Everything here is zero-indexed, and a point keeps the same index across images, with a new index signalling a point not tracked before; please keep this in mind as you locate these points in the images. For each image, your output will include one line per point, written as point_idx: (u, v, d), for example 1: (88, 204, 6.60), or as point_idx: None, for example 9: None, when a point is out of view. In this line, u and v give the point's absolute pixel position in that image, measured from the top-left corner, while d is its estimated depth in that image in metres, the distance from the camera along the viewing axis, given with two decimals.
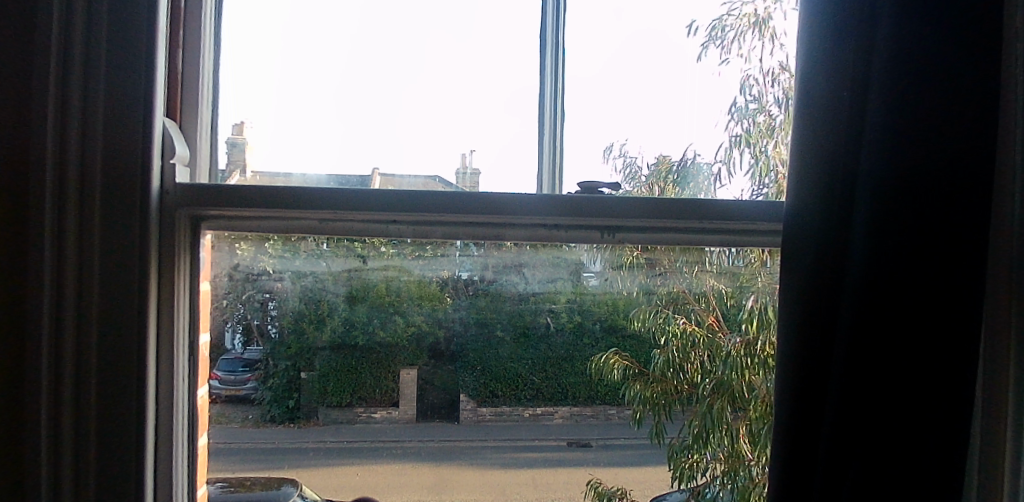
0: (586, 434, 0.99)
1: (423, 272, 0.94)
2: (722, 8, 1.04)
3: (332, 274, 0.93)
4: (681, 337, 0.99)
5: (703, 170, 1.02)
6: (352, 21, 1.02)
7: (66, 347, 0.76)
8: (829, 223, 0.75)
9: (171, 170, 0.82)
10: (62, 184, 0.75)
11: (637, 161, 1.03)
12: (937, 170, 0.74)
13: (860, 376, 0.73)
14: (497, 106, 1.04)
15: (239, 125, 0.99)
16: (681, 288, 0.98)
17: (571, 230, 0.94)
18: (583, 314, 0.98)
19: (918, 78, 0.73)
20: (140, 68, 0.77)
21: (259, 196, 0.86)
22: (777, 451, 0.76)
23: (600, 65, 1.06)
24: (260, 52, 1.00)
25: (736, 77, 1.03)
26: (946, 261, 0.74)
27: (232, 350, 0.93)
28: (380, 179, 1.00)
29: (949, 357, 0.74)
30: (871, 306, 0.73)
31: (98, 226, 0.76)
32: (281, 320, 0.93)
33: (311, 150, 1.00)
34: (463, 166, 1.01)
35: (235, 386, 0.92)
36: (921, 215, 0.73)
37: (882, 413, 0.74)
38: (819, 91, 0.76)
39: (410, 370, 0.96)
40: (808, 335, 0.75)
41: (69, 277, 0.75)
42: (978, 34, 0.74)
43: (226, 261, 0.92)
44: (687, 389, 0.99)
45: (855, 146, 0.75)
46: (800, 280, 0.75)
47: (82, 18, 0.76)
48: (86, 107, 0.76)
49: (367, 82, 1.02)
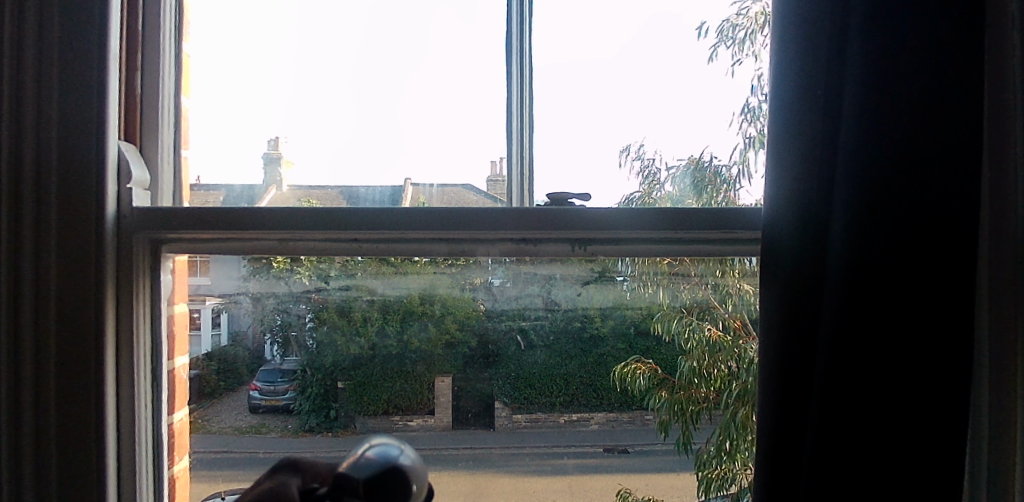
0: (622, 440, 0.96)
1: (455, 280, 0.93)
2: (732, 8, 0.99)
3: (293, 294, 0.92)
4: (706, 345, 0.94)
5: (720, 174, 0.98)
6: (359, 28, 1.01)
7: (24, 371, 0.77)
8: (807, 235, 0.72)
9: (126, 195, 0.82)
10: (17, 213, 0.77)
11: (658, 162, 0.99)
12: (914, 176, 0.69)
13: (847, 358, 0.69)
14: (481, 115, 1.01)
15: (274, 141, 1.00)
16: (707, 293, 0.94)
17: (541, 243, 0.91)
18: (614, 320, 0.95)
19: (902, 71, 0.69)
20: (94, 95, 0.78)
21: (213, 217, 0.85)
22: (764, 433, 0.73)
23: (596, 71, 1.02)
24: (243, 70, 1.01)
25: (749, 78, 0.98)
26: (936, 239, 0.69)
27: (271, 361, 0.92)
28: (412, 191, 0.99)
29: (943, 336, 0.69)
30: (856, 286, 0.69)
31: (55, 250, 0.77)
32: (317, 333, 0.92)
33: (321, 164, 0.99)
34: (494, 174, 1.00)
35: (275, 397, 0.92)
36: (902, 210, 0.69)
37: (871, 396, 0.70)
38: (790, 96, 0.73)
39: (444, 377, 0.94)
40: (792, 317, 0.72)
41: (26, 302, 0.77)
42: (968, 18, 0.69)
43: (233, 281, 0.91)
44: (714, 395, 0.94)
45: (829, 154, 0.72)
46: (785, 283, 0.72)
47: (32, 49, 0.77)
48: (40, 137, 0.77)
49: (377, 83, 1.01)
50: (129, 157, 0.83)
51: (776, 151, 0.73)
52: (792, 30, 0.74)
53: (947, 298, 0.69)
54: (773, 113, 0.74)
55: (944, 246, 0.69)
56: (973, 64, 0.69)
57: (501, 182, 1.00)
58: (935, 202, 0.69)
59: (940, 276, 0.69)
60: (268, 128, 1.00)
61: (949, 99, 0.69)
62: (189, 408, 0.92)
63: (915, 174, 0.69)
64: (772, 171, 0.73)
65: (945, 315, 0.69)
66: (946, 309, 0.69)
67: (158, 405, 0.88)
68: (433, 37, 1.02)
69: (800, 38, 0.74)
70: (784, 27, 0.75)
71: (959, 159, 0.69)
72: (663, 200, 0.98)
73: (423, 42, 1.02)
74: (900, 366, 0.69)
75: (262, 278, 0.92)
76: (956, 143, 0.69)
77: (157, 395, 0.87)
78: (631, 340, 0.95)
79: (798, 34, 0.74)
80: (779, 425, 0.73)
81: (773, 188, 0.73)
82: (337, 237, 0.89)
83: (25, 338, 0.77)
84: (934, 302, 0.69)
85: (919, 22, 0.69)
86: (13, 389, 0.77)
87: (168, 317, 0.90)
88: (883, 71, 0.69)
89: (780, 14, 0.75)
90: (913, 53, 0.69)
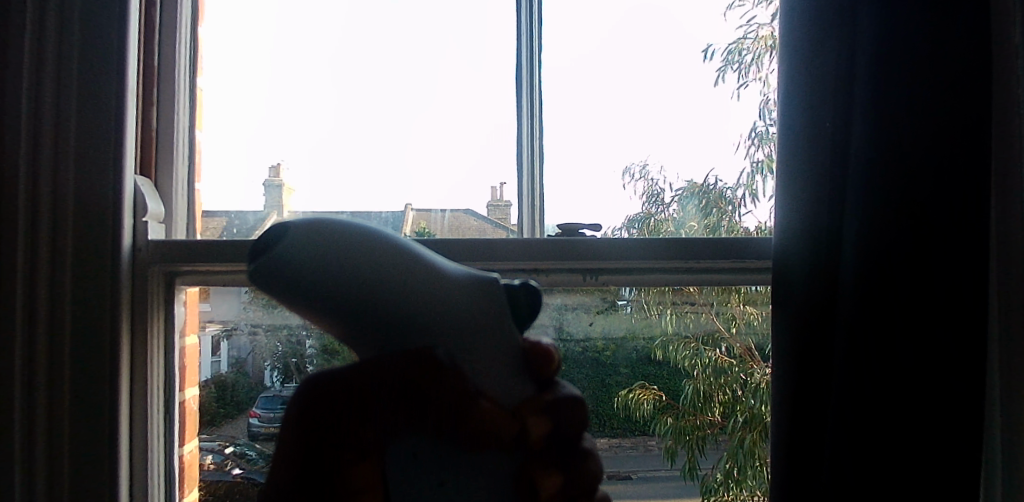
0: (625, 466, 0.95)
1: None
2: (737, 32, 1.01)
3: (300, 332, 0.92)
4: (714, 370, 0.94)
5: (724, 196, 0.99)
6: (334, 40, 1.03)
7: (38, 405, 0.77)
8: (814, 259, 0.73)
9: (143, 228, 0.84)
10: (33, 244, 0.77)
11: (661, 184, 1.00)
12: (912, 203, 0.70)
13: (863, 378, 0.69)
14: (489, 141, 1.02)
15: (274, 167, 1.01)
16: (711, 316, 0.94)
17: (552, 273, 0.91)
18: (617, 342, 0.95)
19: (905, 102, 0.70)
20: (111, 127, 0.80)
21: (224, 250, 0.87)
22: (776, 450, 0.73)
23: (604, 97, 1.03)
24: (251, 97, 1.02)
25: (756, 102, 1.00)
26: (946, 265, 0.70)
27: (272, 387, 0.92)
28: (414, 215, 1.01)
29: (955, 360, 0.70)
30: (870, 309, 0.70)
31: (71, 282, 0.78)
32: (317, 360, 0.90)
33: (328, 191, 1.01)
34: (494, 199, 1.02)
35: (272, 425, 0.90)
36: (911, 238, 0.70)
37: (886, 417, 0.70)
38: (800, 126, 0.74)
39: None
40: (804, 336, 0.73)
41: (39, 331, 0.77)
42: (965, 50, 0.71)
43: (235, 306, 0.93)
44: (719, 420, 0.94)
45: (839, 185, 0.73)
46: (797, 304, 0.73)
47: (51, 81, 0.78)
48: (57, 169, 0.78)
49: (363, 103, 1.02)
50: (145, 192, 0.84)
51: (788, 178, 0.74)
52: (799, 52, 0.75)
53: (959, 339, 0.70)
54: (782, 133, 0.74)
55: (956, 275, 0.70)
56: (971, 92, 0.71)
57: (501, 206, 1.01)
58: (941, 231, 0.70)
59: (953, 317, 0.70)
60: (273, 153, 1.01)
61: (951, 128, 0.70)
62: (198, 438, 0.93)
63: (919, 205, 0.70)
64: (783, 197, 0.74)
65: (957, 355, 0.70)
66: (959, 349, 0.70)
67: (170, 438, 0.89)
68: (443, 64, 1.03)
69: (807, 59, 0.75)
70: (790, 49, 0.75)
71: (969, 198, 0.70)
72: (666, 221, 0.99)
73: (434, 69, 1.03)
74: (914, 405, 0.70)
75: (265, 305, 0.92)
76: (962, 179, 0.70)
77: (169, 429, 0.89)
78: (639, 366, 0.95)
79: (806, 55, 0.75)
80: (791, 441, 0.73)
81: (782, 213, 0.74)
82: None
83: (37, 367, 0.77)
84: (947, 341, 0.70)
85: (921, 49, 0.71)
86: (26, 422, 0.76)
87: (181, 349, 0.91)
88: (889, 98, 0.70)
89: (786, 39, 0.75)
90: (915, 85, 0.70)
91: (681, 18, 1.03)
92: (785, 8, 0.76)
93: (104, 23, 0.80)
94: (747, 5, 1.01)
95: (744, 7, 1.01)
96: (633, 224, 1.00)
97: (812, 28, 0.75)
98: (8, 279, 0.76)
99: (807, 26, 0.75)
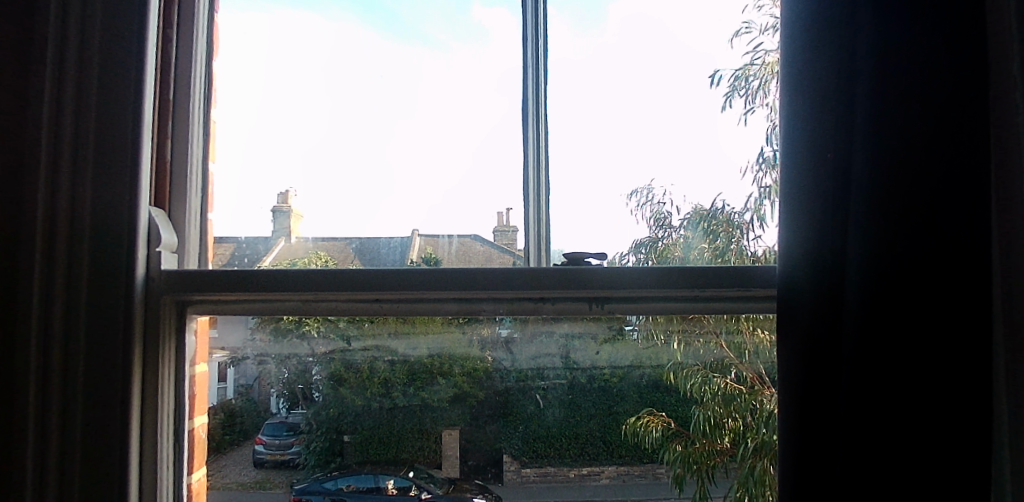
0: (632, 494, 0.94)
1: (466, 333, 0.93)
2: (744, 58, 1.02)
3: (309, 358, 0.93)
4: (724, 396, 0.94)
5: (733, 220, 0.99)
6: (324, 54, 1.06)
7: (51, 431, 0.79)
8: (818, 283, 0.73)
9: (156, 258, 0.85)
10: (50, 273, 0.79)
11: (668, 207, 1.01)
12: (912, 230, 0.71)
13: (865, 387, 0.71)
14: (495, 168, 1.03)
15: (284, 193, 1.03)
16: (720, 340, 0.94)
17: (557, 302, 0.92)
18: (623, 369, 0.95)
19: (907, 131, 0.71)
20: (127, 159, 0.82)
21: (235, 280, 0.88)
22: (785, 460, 0.74)
23: (609, 124, 1.04)
24: (260, 124, 1.04)
25: (763, 127, 1.01)
26: (948, 276, 0.70)
27: (277, 414, 0.93)
28: (421, 241, 1.01)
29: (961, 367, 0.70)
30: (871, 320, 0.71)
31: (85, 312, 0.80)
32: (324, 386, 0.93)
33: (334, 214, 1.03)
34: (500, 224, 1.02)
35: (280, 450, 0.93)
36: (914, 258, 0.70)
37: (893, 425, 0.70)
38: (801, 153, 0.75)
39: (452, 430, 0.94)
40: (810, 348, 0.73)
41: (54, 357, 0.79)
42: (971, 80, 0.71)
43: (241, 332, 0.93)
44: (729, 447, 0.93)
45: (841, 214, 0.74)
46: (801, 318, 0.74)
47: (71, 114, 0.81)
48: (74, 201, 0.80)
49: (354, 117, 1.05)
50: (159, 223, 0.86)
51: (789, 206, 0.75)
52: (800, 77, 0.76)
53: (970, 370, 0.70)
54: (783, 160, 0.76)
55: (959, 286, 0.70)
56: (974, 119, 0.71)
57: (507, 232, 1.02)
58: (943, 251, 0.70)
59: (962, 348, 0.70)
60: (279, 181, 1.03)
61: (954, 153, 0.71)
62: (205, 467, 0.93)
63: (923, 233, 0.71)
64: (784, 224, 0.75)
65: (968, 387, 0.70)
66: (969, 381, 0.70)
67: (178, 468, 0.89)
68: (449, 89, 1.06)
69: (804, 84, 0.76)
70: (790, 77, 0.77)
71: (976, 227, 0.70)
72: (673, 245, 1.00)
73: (439, 92, 1.05)
74: (924, 437, 0.70)
75: (272, 330, 0.93)
76: (967, 207, 0.70)
77: (178, 457, 0.89)
78: (647, 393, 0.95)
79: (806, 84, 0.76)
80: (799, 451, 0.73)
81: (784, 241, 0.75)
82: (358, 297, 0.91)
83: (52, 392, 0.79)
84: (957, 372, 0.70)
85: (921, 79, 0.71)
86: (39, 448, 0.79)
87: (191, 377, 0.92)
88: (888, 129, 0.72)
89: (788, 64, 0.77)
90: (916, 115, 0.71)
91: (687, 46, 1.04)
92: (786, 40, 0.78)
93: (121, 60, 0.83)
94: (754, 32, 1.02)
95: (751, 34, 1.02)
96: (641, 248, 1.00)
97: (811, 57, 0.77)
98: (26, 305, 0.79)
99: (807, 56, 0.77)
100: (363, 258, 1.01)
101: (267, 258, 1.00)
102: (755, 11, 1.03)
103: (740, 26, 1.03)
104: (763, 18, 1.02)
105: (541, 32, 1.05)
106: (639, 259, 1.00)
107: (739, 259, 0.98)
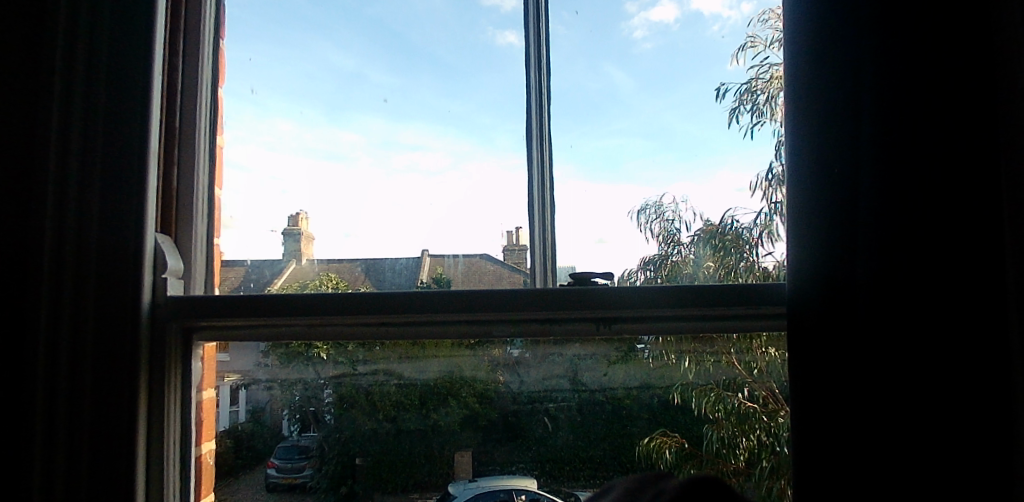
0: None
1: (476, 353, 0.93)
2: (751, 72, 1.01)
3: (320, 380, 0.93)
4: (740, 417, 0.92)
5: (742, 236, 0.98)
6: (328, 74, 1.07)
7: (58, 457, 0.79)
8: (829, 291, 0.72)
9: (162, 283, 0.86)
10: (56, 302, 0.80)
11: (679, 223, 1.01)
12: (922, 233, 0.70)
13: (877, 384, 0.70)
14: (502, 186, 1.03)
15: (295, 216, 1.04)
16: (731, 358, 0.92)
17: (563, 322, 0.92)
18: (637, 389, 0.93)
19: (912, 143, 0.71)
20: (132, 186, 0.83)
21: (241, 306, 0.89)
22: (797, 459, 0.72)
23: (616, 141, 1.04)
24: (268, 145, 1.05)
25: (770, 142, 1.00)
26: (957, 275, 0.70)
27: (290, 437, 0.92)
28: (431, 261, 1.01)
29: (971, 365, 0.69)
30: (882, 320, 0.70)
31: (91, 338, 0.81)
32: (336, 407, 0.92)
33: (344, 235, 1.03)
34: (510, 244, 1.02)
35: (292, 475, 0.92)
36: (923, 260, 0.70)
37: (904, 420, 0.70)
38: (808, 167, 0.74)
39: (465, 452, 0.93)
40: (823, 347, 0.72)
41: (60, 384, 0.80)
42: (969, 95, 0.72)
43: (253, 356, 0.93)
44: (743, 468, 0.91)
45: (851, 225, 0.72)
46: (812, 321, 0.73)
47: (77, 145, 0.82)
48: (81, 229, 0.81)
49: (361, 132, 1.05)
50: (165, 249, 0.87)
51: (796, 222, 0.74)
52: (804, 87, 0.75)
53: (981, 384, 0.69)
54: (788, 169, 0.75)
55: (968, 285, 0.70)
56: (976, 130, 0.71)
57: (517, 251, 1.01)
58: (951, 254, 0.70)
59: (975, 361, 0.69)
60: (292, 203, 1.04)
61: (958, 161, 0.71)
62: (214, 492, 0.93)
63: (935, 243, 0.70)
64: (792, 238, 0.74)
65: (980, 394, 0.69)
66: (981, 388, 0.69)
67: (184, 493, 0.90)
68: (453, 106, 1.06)
69: (808, 95, 0.75)
70: (795, 88, 0.76)
71: (985, 241, 0.70)
72: (683, 263, 0.99)
73: (444, 109, 1.06)
74: (932, 440, 0.69)
75: (283, 353, 0.93)
76: (975, 221, 0.70)
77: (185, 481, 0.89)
78: (659, 412, 0.93)
79: (810, 92, 0.75)
80: (813, 451, 0.72)
81: (794, 250, 0.73)
82: (363, 320, 0.91)
83: (57, 416, 0.79)
84: (967, 378, 0.69)
85: (923, 92, 0.72)
86: (45, 475, 0.79)
87: (197, 403, 0.92)
88: (895, 141, 0.72)
89: (793, 75, 0.76)
90: (920, 128, 0.72)
91: (692, 61, 1.04)
92: (790, 50, 0.76)
93: (125, 89, 0.84)
94: (760, 46, 1.01)
95: (756, 48, 1.01)
96: (649, 265, 1.00)
97: (815, 69, 0.75)
98: (32, 331, 0.79)
99: (810, 69, 0.75)
100: (375, 280, 1.00)
101: (278, 281, 1.00)
102: (759, 25, 1.02)
103: (745, 40, 1.02)
104: (767, 32, 1.01)
105: (545, 54, 1.06)
106: (649, 276, 0.99)
107: (750, 276, 0.97)
